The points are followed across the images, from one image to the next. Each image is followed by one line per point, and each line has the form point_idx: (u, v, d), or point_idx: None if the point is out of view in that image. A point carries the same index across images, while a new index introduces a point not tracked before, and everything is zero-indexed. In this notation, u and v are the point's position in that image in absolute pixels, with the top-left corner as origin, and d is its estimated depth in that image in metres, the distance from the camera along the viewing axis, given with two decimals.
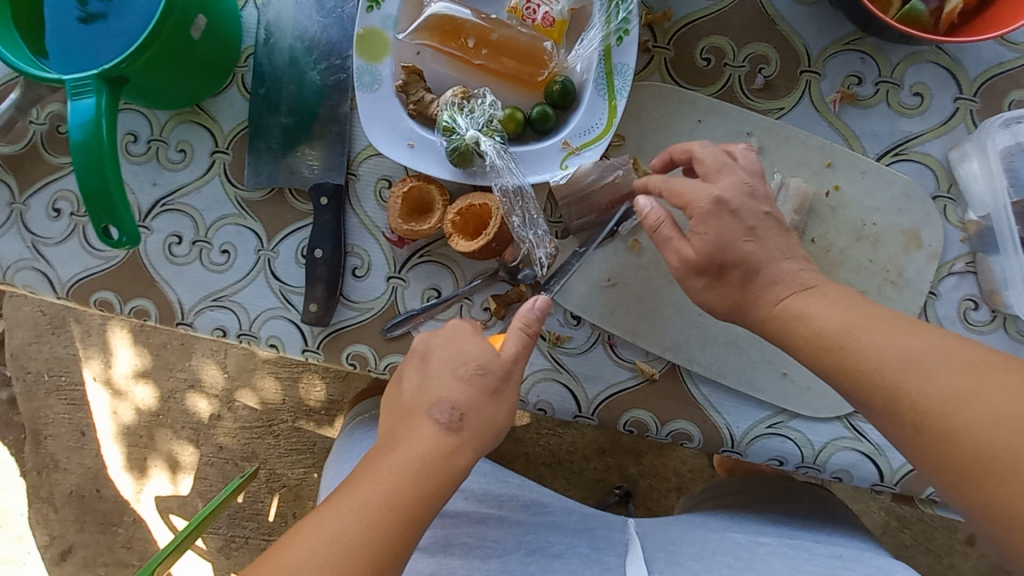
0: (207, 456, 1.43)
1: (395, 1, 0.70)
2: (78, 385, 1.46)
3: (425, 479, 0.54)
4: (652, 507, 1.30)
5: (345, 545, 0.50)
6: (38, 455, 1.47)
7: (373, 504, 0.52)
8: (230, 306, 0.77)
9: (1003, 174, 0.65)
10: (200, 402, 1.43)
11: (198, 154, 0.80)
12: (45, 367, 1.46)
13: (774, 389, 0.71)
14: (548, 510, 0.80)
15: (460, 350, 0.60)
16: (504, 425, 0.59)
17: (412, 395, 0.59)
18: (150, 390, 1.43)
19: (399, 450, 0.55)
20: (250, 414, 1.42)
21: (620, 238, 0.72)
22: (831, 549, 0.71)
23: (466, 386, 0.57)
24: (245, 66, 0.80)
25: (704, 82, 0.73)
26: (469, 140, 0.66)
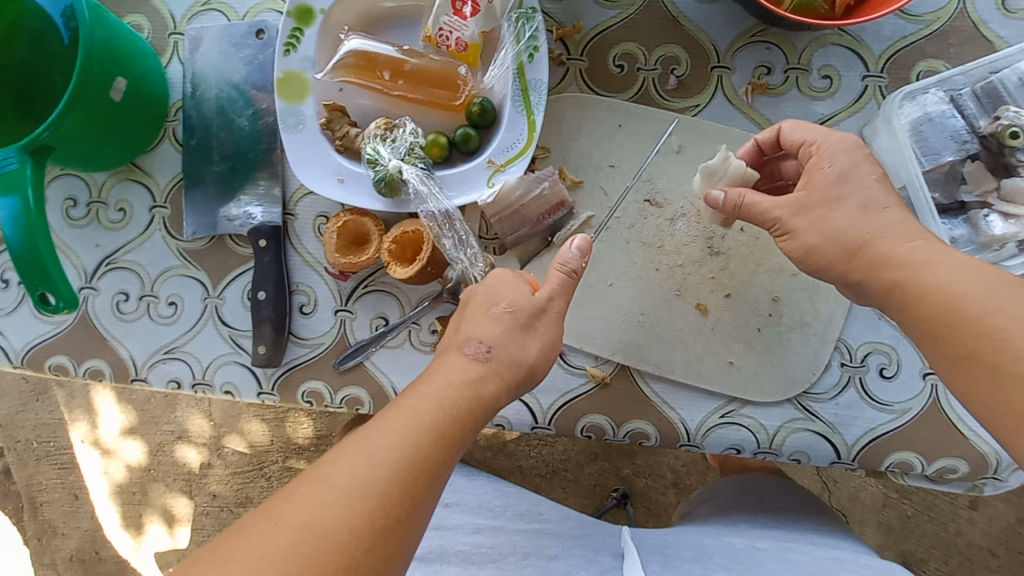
0: (202, 506, 1.42)
1: (310, 42, 0.72)
2: (67, 449, 1.44)
3: (454, 402, 0.55)
4: (651, 507, 1.28)
5: (382, 455, 0.49)
6: (36, 523, 1.46)
7: (408, 419, 0.52)
8: (182, 356, 0.78)
9: (912, 144, 0.66)
10: (189, 452, 1.41)
11: (137, 212, 0.81)
12: (33, 435, 1.45)
13: (722, 380, 0.71)
14: (541, 518, 0.78)
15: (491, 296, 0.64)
16: (535, 361, 0.61)
17: (448, 339, 0.63)
18: (140, 446, 1.42)
19: (433, 380, 0.57)
20: (240, 459, 1.41)
21: (556, 247, 0.74)
22: (827, 551, 0.68)
23: (496, 322, 0.60)
24: (175, 120, 0.81)
25: (619, 88, 0.75)
26: (392, 170, 0.67)
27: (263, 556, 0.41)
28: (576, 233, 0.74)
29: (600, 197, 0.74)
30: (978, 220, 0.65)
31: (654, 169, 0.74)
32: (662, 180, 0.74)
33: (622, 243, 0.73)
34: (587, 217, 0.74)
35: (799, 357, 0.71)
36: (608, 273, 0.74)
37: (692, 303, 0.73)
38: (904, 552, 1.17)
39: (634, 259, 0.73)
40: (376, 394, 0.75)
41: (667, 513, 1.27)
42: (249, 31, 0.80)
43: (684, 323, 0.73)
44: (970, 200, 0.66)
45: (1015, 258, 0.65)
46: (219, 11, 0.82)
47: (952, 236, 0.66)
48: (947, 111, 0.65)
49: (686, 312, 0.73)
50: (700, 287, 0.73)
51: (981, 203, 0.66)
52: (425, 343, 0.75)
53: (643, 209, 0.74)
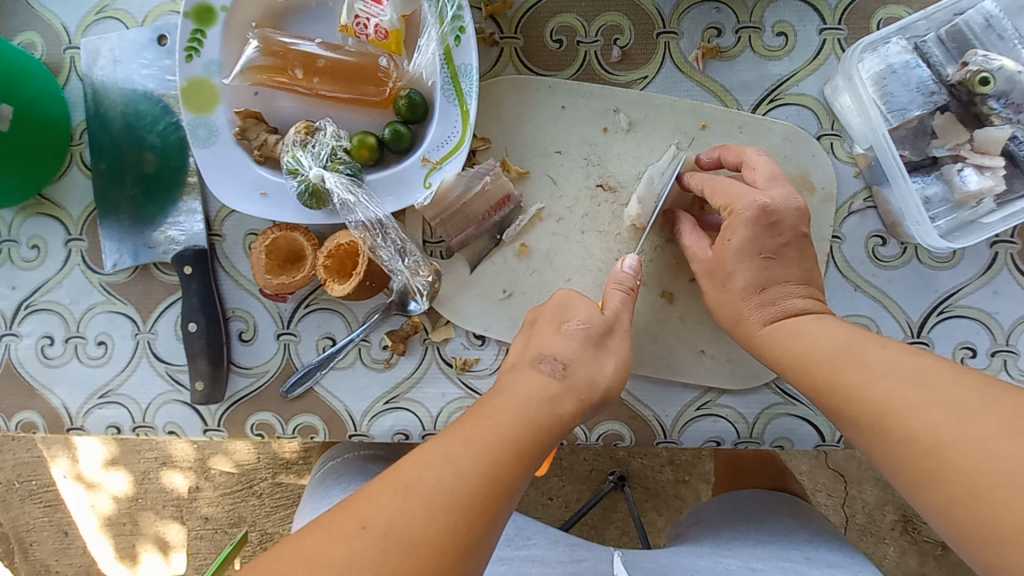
0: (196, 530, 1.29)
1: (214, 44, 0.65)
2: (50, 486, 1.29)
3: (535, 417, 0.49)
4: (650, 488, 1.13)
5: (466, 464, 0.43)
6: (28, 564, 1.33)
7: (489, 432, 0.46)
8: (119, 400, 0.72)
9: (877, 100, 0.60)
10: (176, 477, 1.27)
11: (52, 248, 0.74)
12: (13, 475, 1.30)
13: (695, 369, 0.67)
14: (529, 543, 0.68)
15: (561, 312, 0.60)
16: (610, 384, 0.56)
17: (515, 357, 0.58)
18: (125, 475, 1.28)
19: (508, 393, 0.51)
20: (228, 479, 1.27)
21: (506, 245, 0.69)
22: (824, 569, 0.63)
23: (571, 337, 0.57)
24: (81, 143, 0.74)
25: (560, 66, 0.69)
26: (315, 179, 0.61)
27: (348, 563, 0.36)
28: (526, 228, 0.69)
29: (549, 185, 0.68)
30: (952, 175, 0.60)
31: (605, 150, 0.68)
32: (614, 162, 0.68)
33: (576, 234, 0.68)
34: (537, 210, 0.68)
35: None
36: (565, 267, 0.68)
37: (656, 291, 0.68)
38: (904, 506, 1.06)
39: (592, 251, 0.68)
40: (330, 420, 0.70)
41: (667, 492, 1.13)
42: (151, 38, 0.72)
43: (649, 313, 0.68)
44: (942, 155, 0.61)
45: (993, 214, 0.61)
46: (116, 18, 0.74)
47: (925, 195, 0.61)
48: (911, 61, 0.60)
49: (650, 301, 0.68)
50: (663, 274, 0.68)
51: (954, 157, 0.61)
52: (377, 360, 0.69)
53: (595, 194, 0.68)
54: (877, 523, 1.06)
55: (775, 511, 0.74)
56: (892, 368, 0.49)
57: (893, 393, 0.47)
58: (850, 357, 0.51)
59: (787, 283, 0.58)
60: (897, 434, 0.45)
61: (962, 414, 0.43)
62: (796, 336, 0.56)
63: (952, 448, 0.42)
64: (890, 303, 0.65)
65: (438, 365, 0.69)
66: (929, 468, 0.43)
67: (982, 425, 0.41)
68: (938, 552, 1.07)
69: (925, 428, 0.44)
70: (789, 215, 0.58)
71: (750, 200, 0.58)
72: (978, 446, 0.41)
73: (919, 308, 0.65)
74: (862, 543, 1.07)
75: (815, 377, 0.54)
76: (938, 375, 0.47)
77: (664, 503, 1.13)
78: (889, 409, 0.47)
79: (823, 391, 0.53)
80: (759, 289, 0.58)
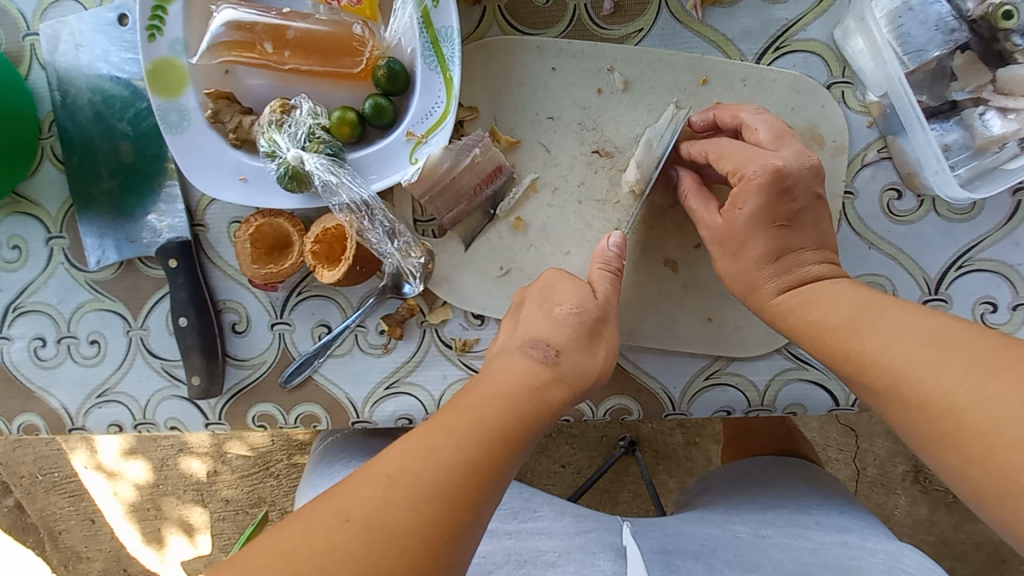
0: (218, 511, 1.31)
1: (178, 21, 0.61)
2: (73, 477, 1.31)
3: (521, 405, 0.47)
4: (661, 451, 1.13)
5: (449, 455, 0.41)
6: (59, 551, 1.36)
7: (473, 422, 0.44)
8: (117, 398, 0.71)
9: (893, 42, 0.56)
10: (194, 463, 1.29)
11: (33, 247, 0.71)
12: (35, 467, 1.31)
13: (701, 338, 0.65)
14: (537, 515, 0.68)
15: (547, 296, 0.58)
16: (599, 369, 0.54)
17: (504, 341, 0.56)
18: (144, 464, 1.29)
19: (495, 378, 0.49)
20: (245, 462, 1.28)
21: (500, 220, 0.66)
22: (835, 534, 0.62)
23: (561, 322, 0.54)
24: (51, 136, 0.71)
25: (547, 23, 0.64)
26: (294, 161, 0.58)
27: (329, 558, 0.35)
28: (520, 201, 0.66)
29: (542, 154, 0.65)
30: (973, 120, 0.56)
31: (599, 113, 0.64)
32: (609, 125, 0.64)
33: (573, 205, 0.65)
34: (531, 181, 0.65)
35: None
36: (563, 240, 0.65)
37: (660, 260, 0.65)
38: (915, 456, 1.05)
39: (591, 221, 0.65)
40: (331, 408, 0.68)
41: (678, 453, 1.13)
42: (112, 19, 0.68)
43: (653, 283, 0.65)
44: (962, 98, 0.57)
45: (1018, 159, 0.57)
46: None
47: (944, 143, 0.57)
48: None
49: (653, 270, 0.65)
50: (667, 242, 0.65)
51: (975, 100, 0.57)
52: (374, 346, 0.68)
53: (592, 161, 0.64)
54: (888, 475, 1.06)
55: (787, 476, 0.73)
56: (910, 329, 0.46)
57: (910, 355, 0.45)
58: (877, 319, 0.49)
59: (803, 249, 0.55)
60: (911, 401, 0.43)
61: (977, 373, 0.40)
62: (809, 302, 0.53)
63: (970, 411, 0.39)
64: (906, 260, 0.62)
65: (437, 347, 0.67)
66: (945, 431, 0.41)
67: (999, 383, 0.39)
68: (949, 500, 1.06)
69: (940, 390, 0.42)
70: (803, 176, 0.54)
71: (760, 164, 0.54)
72: (996, 405, 0.38)
73: (936, 262, 0.62)
74: (871, 494, 1.07)
75: (830, 341, 0.51)
76: (957, 336, 0.44)
77: (676, 464, 1.13)
78: (902, 371, 0.44)
79: (840, 358, 0.50)
80: (774, 258, 0.55)
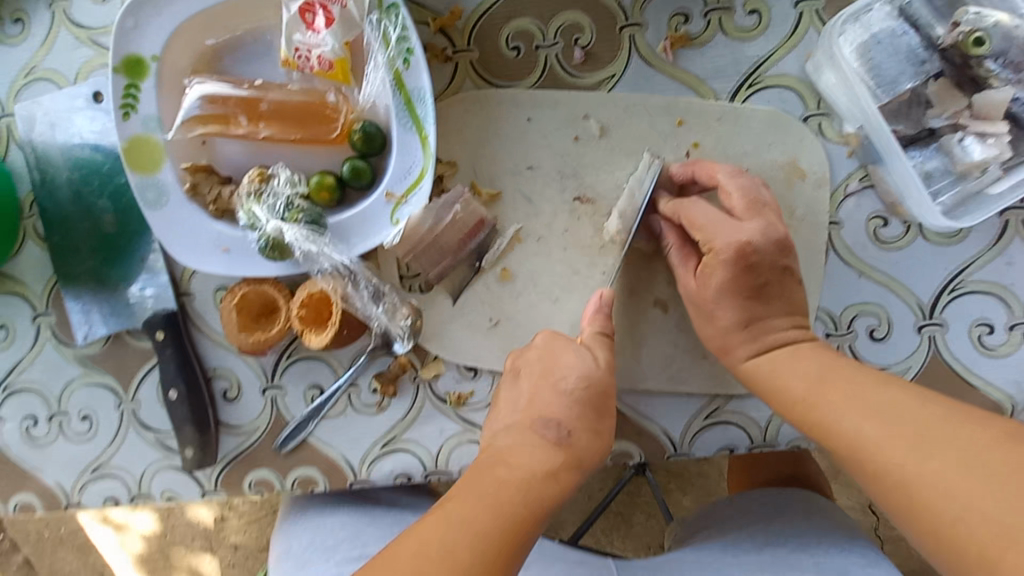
0: (227, 558, 1.28)
1: (150, 98, 0.61)
2: (79, 532, 1.29)
3: (539, 487, 0.48)
4: (672, 472, 1.11)
5: (497, 490, 0.46)
6: None
7: (486, 500, 0.46)
8: (112, 473, 0.70)
9: (864, 75, 0.56)
10: (201, 510, 1.27)
11: (21, 326, 0.71)
12: (41, 526, 1.30)
13: (698, 378, 0.64)
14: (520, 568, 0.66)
15: (547, 368, 0.56)
16: (604, 438, 0.53)
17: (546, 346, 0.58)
18: (151, 515, 1.28)
19: (536, 402, 0.54)
20: (253, 506, 1.26)
21: (487, 271, 0.65)
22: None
23: (571, 398, 0.53)
24: (31, 215, 0.71)
25: (519, 74, 0.64)
26: (274, 233, 0.58)
27: None
28: (505, 251, 0.65)
29: (524, 204, 0.65)
30: (952, 146, 0.56)
31: (577, 160, 0.64)
32: (589, 172, 0.64)
33: (558, 251, 0.65)
34: (515, 231, 0.65)
35: None
36: (551, 286, 0.65)
37: (649, 302, 0.64)
38: None
39: (578, 267, 0.65)
40: (329, 470, 0.67)
41: (687, 472, 1.12)
42: (87, 97, 0.68)
43: (645, 326, 0.65)
44: (940, 125, 0.57)
45: (1000, 183, 0.56)
46: (47, 78, 0.70)
47: (924, 172, 0.57)
48: (897, 28, 0.55)
49: (644, 313, 0.65)
50: (656, 283, 0.64)
51: (953, 126, 0.56)
52: (368, 405, 0.67)
53: (574, 208, 0.64)
54: None
55: (796, 509, 0.72)
56: (864, 400, 0.48)
57: (862, 425, 0.47)
58: (834, 383, 0.50)
59: (773, 318, 0.56)
60: (873, 470, 0.45)
61: (921, 448, 0.43)
62: (773, 373, 0.54)
63: (918, 486, 0.42)
64: (898, 287, 0.61)
65: (432, 402, 0.66)
66: (901, 502, 0.43)
67: (942, 459, 0.42)
68: None
69: (893, 464, 0.44)
70: (768, 252, 0.55)
71: (728, 238, 0.54)
72: (944, 481, 0.41)
73: (928, 288, 0.61)
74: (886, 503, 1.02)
75: (796, 411, 0.52)
76: (902, 404, 0.46)
77: (687, 482, 1.11)
78: (861, 443, 0.46)
79: (804, 423, 0.51)
80: (743, 326, 0.56)
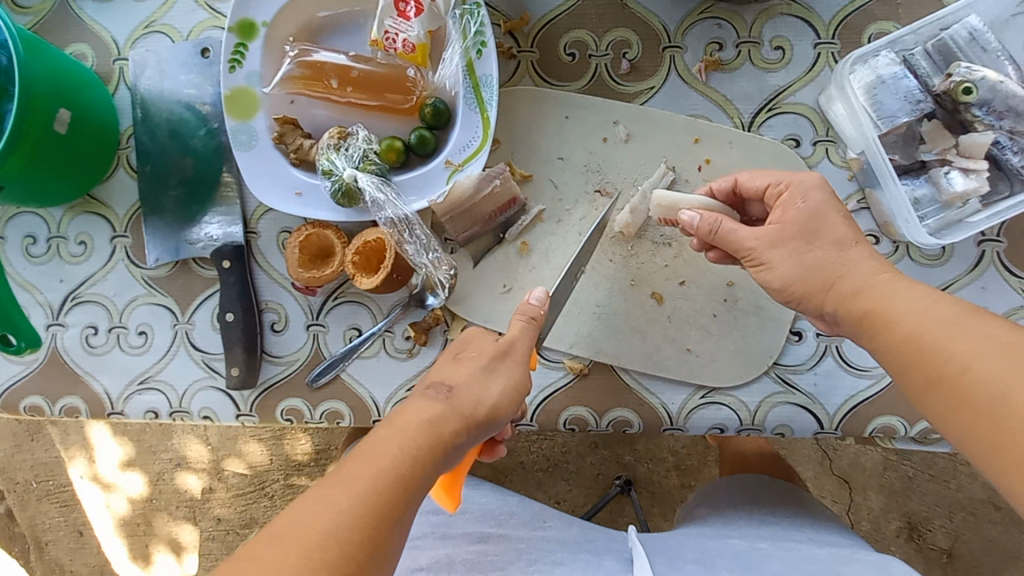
0: (208, 531, 1.31)
1: (256, 56, 0.71)
2: (67, 486, 1.33)
3: (424, 442, 0.48)
4: (656, 493, 1.16)
5: (378, 451, 0.47)
6: (43, 564, 1.36)
7: (364, 462, 0.46)
8: (157, 386, 0.77)
9: (868, 109, 0.65)
10: (190, 479, 1.30)
11: (98, 244, 0.79)
12: (31, 475, 1.33)
13: (680, 366, 0.71)
14: (546, 525, 0.74)
15: (457, 351, 0.59)
16: (497, 402, 0.54)
17: (467, 335, 0.62)
18: (140, 477, 1.31)
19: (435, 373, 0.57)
20: (241, 480, 1.30)
21: (508, 243, 0.74)
22: (826, 547, 0.67)
23: (463, 369, 0.56)
24: (128, 146, 0.80)
25: (572, 77, 0.74)
26: (347, 178, 0.66)
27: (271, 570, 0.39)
28: (527, 228, 0.73)
29: (565, 187, 0.73)
30: (939, 177, 0.65)
31: (604, 159, 0.73)
32: (612, 170, 0.73)
33: (574, 236, 0.73)
34: (538, 211, 0.73)
35: (757, 340, 0.71)
36: None
37: (647, 292, 0.72)
38: (909, 513, 1.12)
39: (604, 243, 0.73)
40: (356, 406, 0.74)
41: (673, 497, 1.16)
42: (194, 52, 0.79)
43: (641, 313, 0.72)
44: (930, 159, 0.65)
45: (978, 214, 0.65)
46: (161, 32, 0.81)
47: (915, 197, 0.66)
48: (899, 72, 0.64)
49: (641, 301, 0.72)
50: (654, 276, 0.72)
51: (941, 161, 0.65)
52: (400, 350, 0.74)
53: (594, 200, 0.73)
54: (882, 530, 1.13)
55: (780, 502, 0.78)
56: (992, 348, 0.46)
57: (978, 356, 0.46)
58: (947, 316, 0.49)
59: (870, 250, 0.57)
60: (975, 420, 0.45)
61: None
62: (883, 306, 0.53)
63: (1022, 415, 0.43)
64: None
65: None
66: (991, 432, 0.44)
67: None
68: (945, 559, 1.12)
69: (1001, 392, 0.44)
70: None
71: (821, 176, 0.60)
72: None
73: None
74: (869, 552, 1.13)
75: (901, 349, 0.51)
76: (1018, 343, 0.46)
77: (670, 508, 1.16)
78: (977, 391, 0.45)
79: (900, 348, 0.51)
80: (842, 249, 0.57)
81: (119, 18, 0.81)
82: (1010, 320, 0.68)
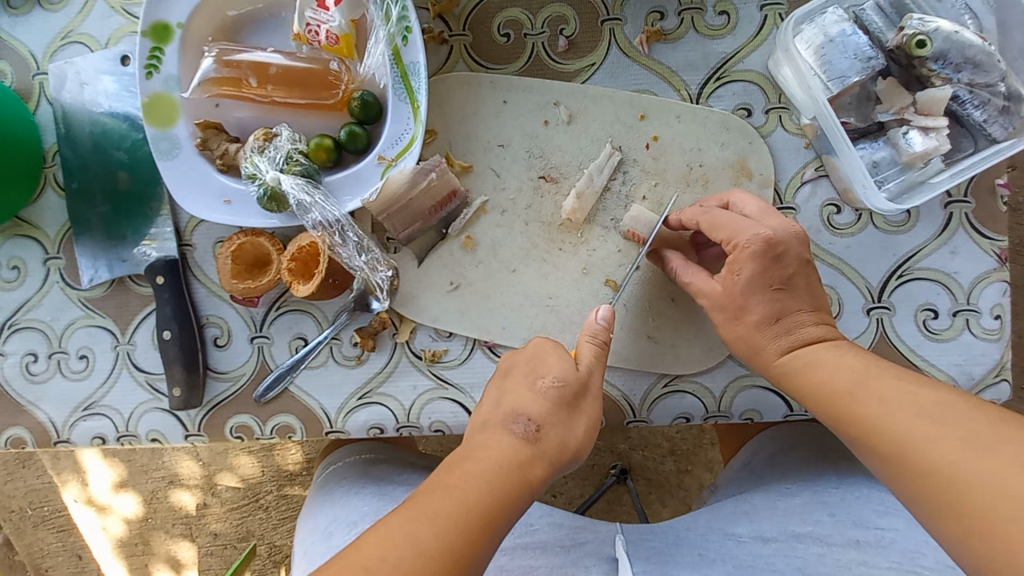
0: (206, 546, 1.28)
1: (173, 59, 0.67)
2: (62, 511, 1.29)
3: (508, 484, 0.47)
4: (652, 480, 1.12)
5: (459, 493, 0.45)
6: None
7: (444, 503, 0.44)
8: (102, 411, 0.74)
9: (817, 69, 0.61)
10: (185, 495, 1.26)
11: (31, 268, 0.76)
12: (25, 502, 1.29)
13: (639, 355, 0.68)
14: (532, 528, 0.66)
15: (536, 367, 0.55)
16: (581, 444, 0.52)
17: (535, 347, 0.58)
18: (135, 498, 1.27)
19: (512, 396, 0.53)
20: (235, 494, 1.26)
21: (452, 239, 0.70)
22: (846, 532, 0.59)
23: (545, 396, 0.52)
24: (54, 164, 0.77)
25: (508, 59, 0.70)
26: (272, 182, 0.63)
27: None
28: (471, 221, 0.70)
29: (507, 174, 0.70)
30: (898, 139, 0.61)
31: (546, 143, 0.69)
32: (555, 154, 0.69)
33: (519, 225, 0.70)
34: (480, 204, 0.70)
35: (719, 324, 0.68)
36: (527, 245, 0.69)
37: (600, 280, 0.69)
38: None
39: (551, 231, 0.69)
40: (306, 419, 0.71)
41: (671, 482, 1.12)
42: (114, 61, 0.75)
43: (595, 302, 0.69)
44: (888, 119, 0.62)
45: (941, 174, 0.61)
46: (80, 42, 0.77)
47: (873, 160, 0.62)
48: (848, 29, 0.60)
49: (595, 290, 0.69)
50: (607, 263, 0.69)
51: (898, 121, 0.61)
52: (348, 357, 0.71)
53: (539, 186, 0.69)
54: None
55: None
56: (911, 400, 0.48)
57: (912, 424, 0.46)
58: (881, 381, 0.50)
59: (800, 312, 0.57)
60: (935, 490, 0.43)
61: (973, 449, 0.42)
62: (814, 365, 0.55)
63: (970, 478, 0.41)
64: (849, 271, 0.66)
65: (407, 358, 0.70)
66: (944, 500, 0.42)
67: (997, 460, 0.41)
68: None
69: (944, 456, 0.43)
70: (793, 244, 0.57)
71: (753, 233, 0.57)
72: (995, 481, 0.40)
73: (878, 272, 0.65)
74: None
75: (834, 407, 0.51)
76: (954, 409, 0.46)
77: (669, 494, 1.12)
78: (907, 442, 0.45)
79: (842, 417, 0.51)
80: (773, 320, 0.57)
81: (35, 30, 0.78)
82: (981, 285, 0.64)
